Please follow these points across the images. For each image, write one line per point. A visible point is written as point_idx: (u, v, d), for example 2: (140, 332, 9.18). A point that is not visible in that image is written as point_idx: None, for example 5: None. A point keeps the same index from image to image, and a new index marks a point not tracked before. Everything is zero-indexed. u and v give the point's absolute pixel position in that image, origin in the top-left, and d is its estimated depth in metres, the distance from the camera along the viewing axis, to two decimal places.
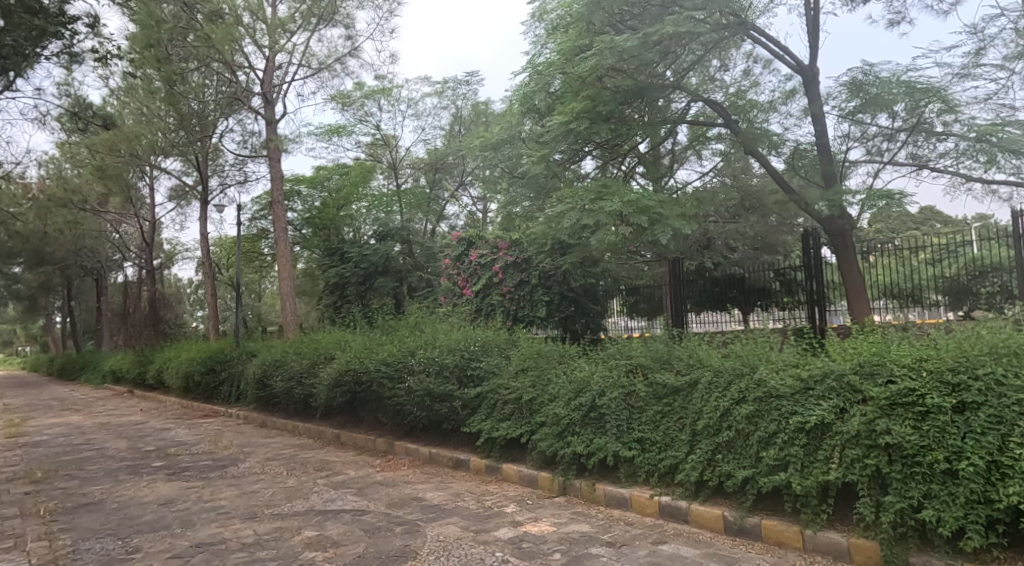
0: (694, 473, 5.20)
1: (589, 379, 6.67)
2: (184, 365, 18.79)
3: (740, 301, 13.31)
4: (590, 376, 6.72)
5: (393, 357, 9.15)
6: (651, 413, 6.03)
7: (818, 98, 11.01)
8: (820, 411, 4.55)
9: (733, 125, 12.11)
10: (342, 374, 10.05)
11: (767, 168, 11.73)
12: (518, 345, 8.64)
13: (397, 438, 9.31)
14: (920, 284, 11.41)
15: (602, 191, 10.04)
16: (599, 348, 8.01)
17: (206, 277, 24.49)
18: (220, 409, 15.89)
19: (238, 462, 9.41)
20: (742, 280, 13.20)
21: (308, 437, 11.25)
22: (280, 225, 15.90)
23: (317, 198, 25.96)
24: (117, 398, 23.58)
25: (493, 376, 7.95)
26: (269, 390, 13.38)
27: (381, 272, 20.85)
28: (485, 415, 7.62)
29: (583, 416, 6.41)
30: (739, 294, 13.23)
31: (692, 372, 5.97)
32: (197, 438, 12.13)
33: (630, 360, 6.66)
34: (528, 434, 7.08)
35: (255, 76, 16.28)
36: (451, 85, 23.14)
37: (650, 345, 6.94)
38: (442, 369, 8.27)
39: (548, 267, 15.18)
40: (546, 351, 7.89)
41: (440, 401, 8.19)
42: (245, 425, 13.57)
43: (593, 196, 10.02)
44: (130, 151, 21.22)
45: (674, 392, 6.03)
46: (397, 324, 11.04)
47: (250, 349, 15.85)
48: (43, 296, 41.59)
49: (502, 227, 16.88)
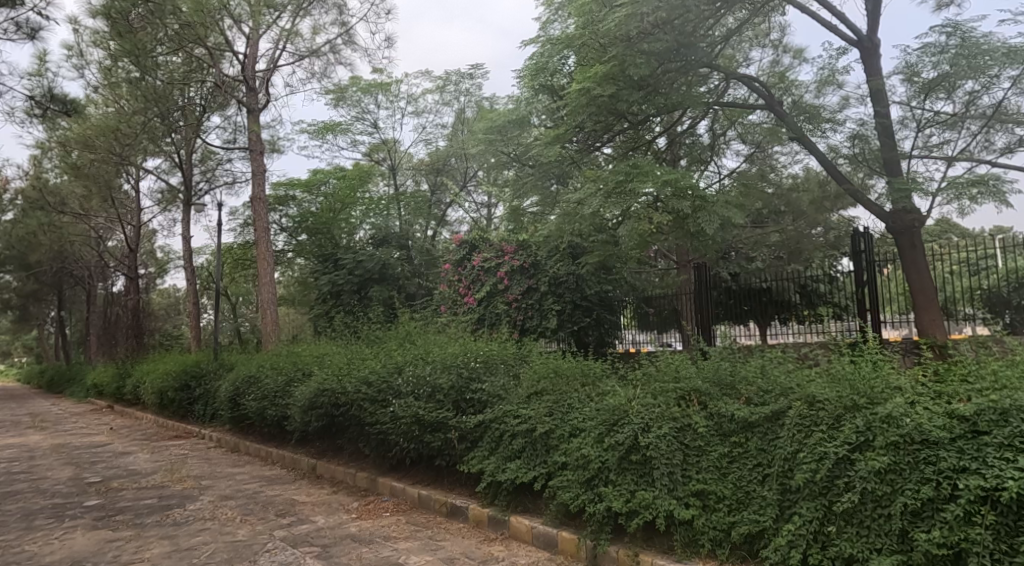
0: (796, 554, 3.53)
1: (626, 407, 5.04)
2: (158, 380, 17.16)
3: (756, 313, 12.17)
4: (626, 403, 5.08)
5: (376, 375, 7.53)
6: (716, 457, 4.43)
7: (880, 74, 9.40)
8: (1016, 472, 2.97)
9: (776, 108, 10.35)
10: (318, 395, 8.40)
11: (816, 156, 10.04)
12: (529, 362, 7.08)
13: (380, 473, 7.67)
14: (951, 295, 10.67)
15: (633, 175, 8.62)
16: (627, 367, 6.49)
17: (190, 286, 22.88)
18: (193, 430, 14.24)
19: (187, 502, 7.74)
20: (763, 291, 11.93)
21: (280, 468, 9.62)
22: (261, 225, 14.34)
23: (313, 203, 24.42)
24: (95, 414, 21.97)
25: (499, 400, 6.34)
26: (242, 411, 11.75)
27: (376, 280, 19.27)
28: (488, 451, 5.97)
29: (620, 459, 4.74)
30: (756, 306, 12.04)
31: (773, 403, 4.39)
32: (155, 466, 10.48)
33: (681, 383, 5.07)
34: (543, 479, 5.42)
35: (237, 60, 14.73)
36: (454, 81, 21.59)
37: (702, 364, 5.39)
38: (436, 391, 6.68)
39: (559, 273, 13.65)
40: (566, 370, 6.34)
41: (432, 432, 6.53)
42: (215, 450, 11.94)
43: (623, 180, 8.64)
44: (107, 145, 19.70)
45: (747, 429, 4.42)
46: (385, 334, 9.45)
47: (227, 363, 14.25)
48: (31, 306, 40.01)
49: (507, 229, 15.28)
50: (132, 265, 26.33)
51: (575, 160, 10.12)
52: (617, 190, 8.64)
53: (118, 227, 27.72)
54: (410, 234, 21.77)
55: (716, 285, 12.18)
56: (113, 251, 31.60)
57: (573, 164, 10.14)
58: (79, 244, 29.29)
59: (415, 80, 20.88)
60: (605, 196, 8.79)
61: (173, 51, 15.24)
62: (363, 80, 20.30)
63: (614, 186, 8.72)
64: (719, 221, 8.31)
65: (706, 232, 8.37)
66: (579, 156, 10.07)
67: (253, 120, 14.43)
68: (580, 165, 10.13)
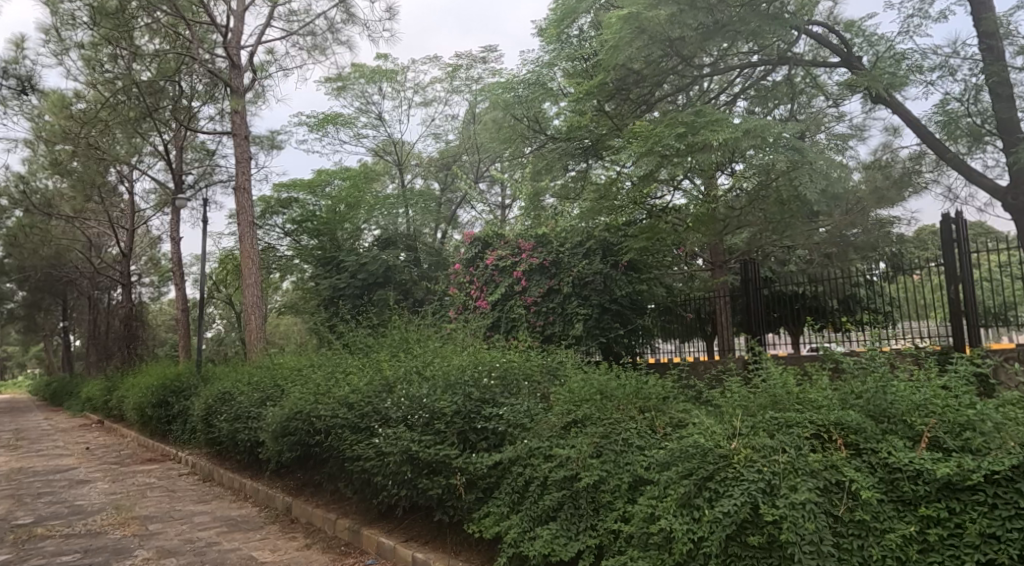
0: None
1: (730, 451, 3.19)
2: (140, 395, 15.51)
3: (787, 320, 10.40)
4: (728, 443, 3.24)
5: (359, 395, 5.74)
6: (906, 541, 2.60)
7: (994, 11, 7.52)
8: None
9: (855, 64, 8.46)
10: (291, 419, 6.58)
11: (904, 119, 8.16)
12: (560, 382, 5.36)
13: (364, 523, 5.84)
14: None
15: (708, 124, 7.88)
16: (689, 389, 4.74)
17: (182, 294, 21.26)
18: (169, 453, 12.55)
19: (116, 559, 5.96)
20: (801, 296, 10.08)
21: (251, 507, 7.84)
22: (244, 221, 12.72)
23: (316, 205, 22.56)
24: (81, 431, 20.40)
25: (524, 431, 4.57)
26: (215, 434, 10.02)
27: (382, 284, 17.70)
28: (509, 507, 4.14)
29: (730, 541, 2.86)
30: (788, 314, 10.31)
31: (996, 454, 2.65)
32: (103, 502, 8.73)
33: (810, 413, 3.27)
34: (590, 557, 3.59)
35: (219, 32, 13.09)
36: (464, 67, 19.78)
37: (826, 382, 3.61)
38: (437, 418, 4.90)
39: (584, 273, 11.82)
40: (615, 390, 4.61)
41: (429, 476, 4.69)
42: (185, 479, 10.22)
43: (698, 125, 7.93)
44: (86, 137, 18.14)
45: (951, 495, 2.65)
46: (375, 342, 7.74)
47: (207, 377, 12.54)
48: (31, 316, 38.69)
49: (524, 225, 13.51)
50: (125, 272, 24.83)
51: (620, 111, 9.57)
52: (678, 146, 7.91)
53: (111, 230, 26.19)
54: (419, 235, 20.12)
55: (764, 295, 10.35)
56: (110, 259, 30.07)
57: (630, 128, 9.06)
58: (73, 252, 27.83)
59: (423, 66, 19.16)
60: (669, 154, 8.06)
61: (148, 22, 13.60)
62: (365, 67, 18.67)
63: (674, 143, 7.95)
64: (822, 183, 7.68)
65: (805, 195, 7.73)
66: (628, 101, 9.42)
67: (235, 98, 12.75)
68: (631, 118, 9.33)
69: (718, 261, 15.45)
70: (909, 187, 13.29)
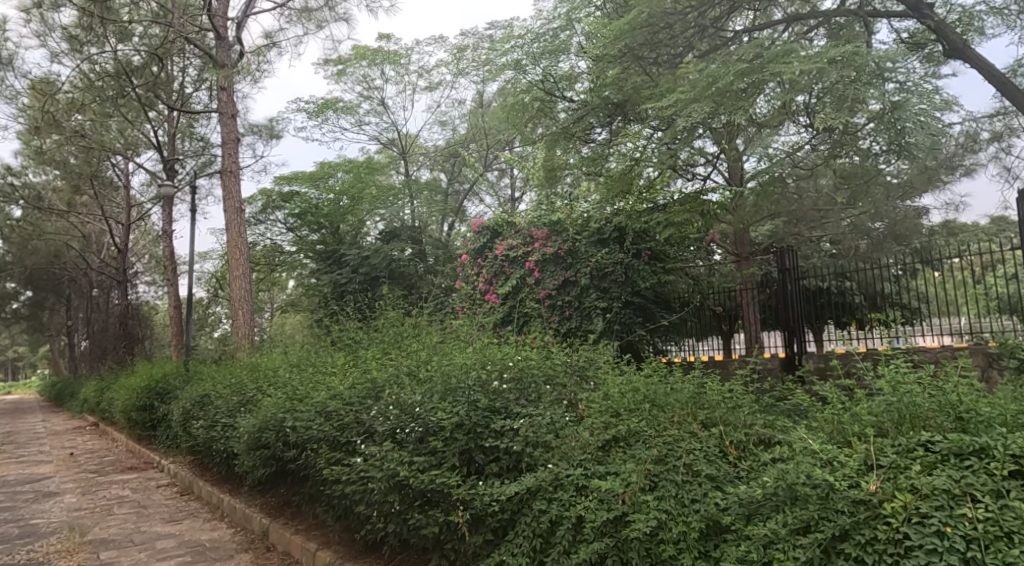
0: None
1: (885, 501, 2.09)
2: (128, 398, 14.49)
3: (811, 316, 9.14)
4: (874, 487, 2.15)
5: (341, 403, 4.64)
6: None
7: None
8: None
9: (924, 12, 7.03)
10: (264, 428, 5.49)
11: (986, 69, 6.99)
12: (591, 387, 4.29)
13: (347, 559, 4.72)
14: None
15: (779, 57, 6.78)
16: (762, 402, 3.66)
17: (176, 291, 20.28)
18: (152, 461, 11.52)
19: None
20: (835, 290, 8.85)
21: (224, 529, 6.77)
22: (232, 208, 11.66)
23: (316, 197, 21.06)
24: (75, 434, 19.49)
25: (547, 451, 3.48)
26: (193, 442, 8.96)
27: (387, 277, 16.75)
28: (529, 560, 2.98)
29: None
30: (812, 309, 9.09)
31: None
32: (62, 521, 7.67)
33: (992, 437, 2.21)
34: None
35: (205, 2, 12.06)
36: (471, 48, 18.71)
37: (987, 395, 2.58)
38: (436, 433, 3.81)
39: (603, 262, 10.66)
40: (670, 400, 3.55)
41: (423, 509, 3.58)
42: (162, 492, 9.18)
43: (763, 62, 6.83)
44: (73, 123, 17.15)
45: None
46: (367, 338, 6.68)
47: (193, 378, 11.51)
48: (35, 316, 37.96)
49: (536, 211, 12.40)
50: (121, 268, 23.86)
51: (659, 69, 8.52)
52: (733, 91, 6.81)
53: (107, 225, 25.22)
54: (426, 227, 19.15)
55: (804, 289, 9.00)
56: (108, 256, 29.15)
57: (674, 81, 7.89)
58: (70, 250, 26.91)
59: (428, 47, 18.07)
60: (717, 106, 6.93)
61: None
62: (368, 48, 17.60)
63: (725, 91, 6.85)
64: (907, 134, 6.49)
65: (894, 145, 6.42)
66: (662, 55, 8.49)
67: (222, 73, 11.73)
68: (667, 73, 8.23)
69: (746, 252, 14.30)
70: (958, 167, 12.10)
